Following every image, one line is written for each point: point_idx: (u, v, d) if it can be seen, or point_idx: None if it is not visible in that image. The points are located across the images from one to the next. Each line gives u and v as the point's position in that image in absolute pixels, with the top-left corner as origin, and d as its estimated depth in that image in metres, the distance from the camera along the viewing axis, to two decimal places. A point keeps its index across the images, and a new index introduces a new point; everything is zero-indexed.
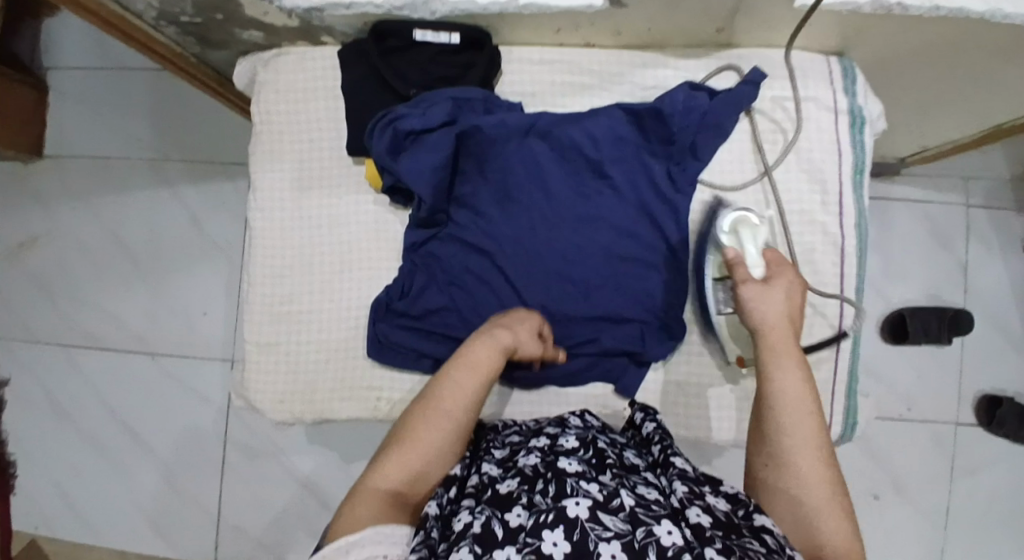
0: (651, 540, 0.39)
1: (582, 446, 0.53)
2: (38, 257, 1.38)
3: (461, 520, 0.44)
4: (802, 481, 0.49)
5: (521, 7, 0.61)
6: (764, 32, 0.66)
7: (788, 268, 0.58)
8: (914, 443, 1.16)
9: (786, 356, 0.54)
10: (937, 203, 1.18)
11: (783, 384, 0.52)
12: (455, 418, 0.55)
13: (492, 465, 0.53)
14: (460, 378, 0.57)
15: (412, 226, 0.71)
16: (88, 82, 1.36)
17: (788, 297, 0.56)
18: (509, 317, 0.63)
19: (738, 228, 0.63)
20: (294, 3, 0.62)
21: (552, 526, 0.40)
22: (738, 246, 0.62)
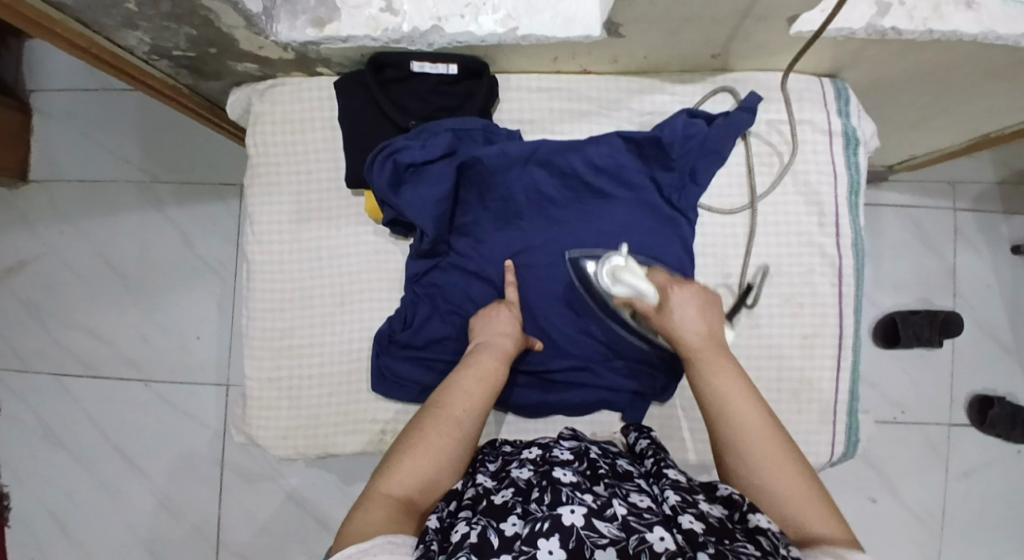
0: (644, 547, 0.41)
1: (574, 458, 0.56)
2: (25, 283, 1.36)
3: (459, 531, 0.46)
4: (771, 473, 0.49)
5: (519, 39, 0.62)
6: (760, 57, 0.67)
7: (675, 285, 0.60)
8: (909, 446, 1.18)
9: (717, 357, 0.56)
10: (924, 208, 1.20)
11: (719, 391, 0.54)
12: (465, 427, 0.56)
13: (487, 476, 0.56)
14: (466, 383, 0.58)
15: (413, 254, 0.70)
16: (73, 104, 1.34)
17: (689, 305, 0.59)
18: (501, 321, 0.64)
19: (620, 275, 0.60)
20: (290, 37, 0.63)
21: (549, 534, 0.42)
22: (635, 290, 0.59)
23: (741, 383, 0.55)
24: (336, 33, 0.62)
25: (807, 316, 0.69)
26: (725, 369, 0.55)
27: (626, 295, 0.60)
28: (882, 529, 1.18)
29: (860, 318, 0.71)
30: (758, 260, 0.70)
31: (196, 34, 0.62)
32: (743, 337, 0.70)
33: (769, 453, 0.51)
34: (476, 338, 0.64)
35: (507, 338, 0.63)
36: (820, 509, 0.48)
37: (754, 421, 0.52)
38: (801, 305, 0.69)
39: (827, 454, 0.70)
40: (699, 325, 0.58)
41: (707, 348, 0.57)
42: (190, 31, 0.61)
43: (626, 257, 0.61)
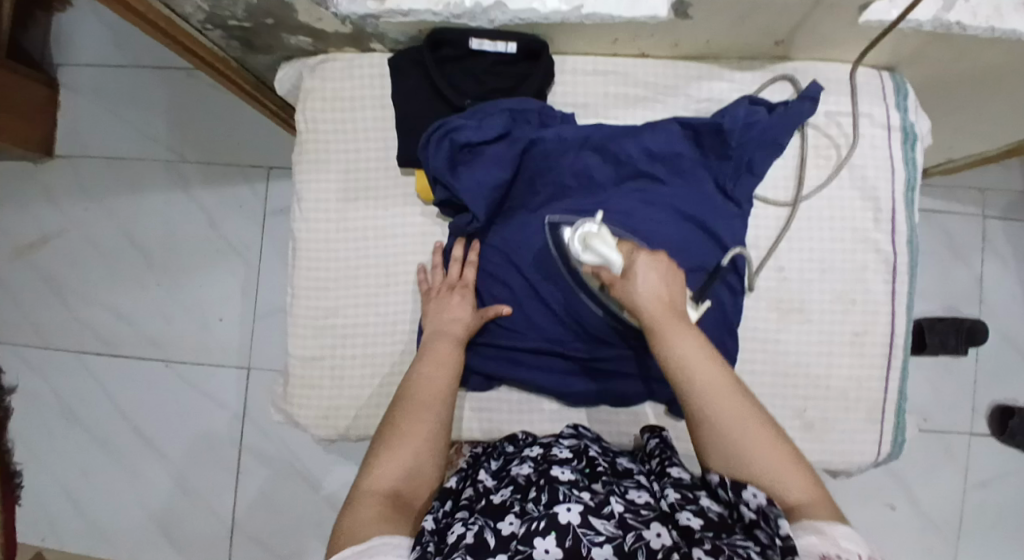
0: (640, 544, 0.43)
1: (574, 457, 0.56)
2: (46, 258, 1.35)
3: (455, 532, 0.47)
4: (745, 445, 0.49)
5: (583, 18, 0.61)
6: (823, 47, 0.66)
7: (639, 251, 0.57)
8: (932, 453, 1.17)
9: (679, 324, 0.53)
10: (955, 216, 1.19)
11: (688, 358, 0.51)
12: (437, 411, 0.56)
13: (488, 475, 0.57)
14: (432, 370, 0.59)
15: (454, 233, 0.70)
16: (100, 80, 1.33)
17: (650, 271, 0.55)
18: (449, 309, 0.65)
19: (590, 242, 0.57)
20: (351, 10, 0.61)
21: (544, 533, 0.43)
22: (603, 258, 0.56)
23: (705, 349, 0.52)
24: (397, 7, 0.61)
25: (858, 313, 0.68)
26: (688, 337, 0.52)
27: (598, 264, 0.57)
28: (902, 535, 1.17)
29: (911, 317, 0.70)
30: (810, 253, 0.69)
31: (255, 3, 0.61)
32: (795, 331, 0.69)
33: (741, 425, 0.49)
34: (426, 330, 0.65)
35: (456, 321, 0.65)
36: (794, 472, 0.48)
37: (728, 386, 0.51)
38: (853, 301, 0.68)
39: (873, 454, 0.69)
40: (661, 294, 0.55)
41: (670, 311, 0.54)
42: (250, 0, 0.60)
43: (600, 223, 0.58)
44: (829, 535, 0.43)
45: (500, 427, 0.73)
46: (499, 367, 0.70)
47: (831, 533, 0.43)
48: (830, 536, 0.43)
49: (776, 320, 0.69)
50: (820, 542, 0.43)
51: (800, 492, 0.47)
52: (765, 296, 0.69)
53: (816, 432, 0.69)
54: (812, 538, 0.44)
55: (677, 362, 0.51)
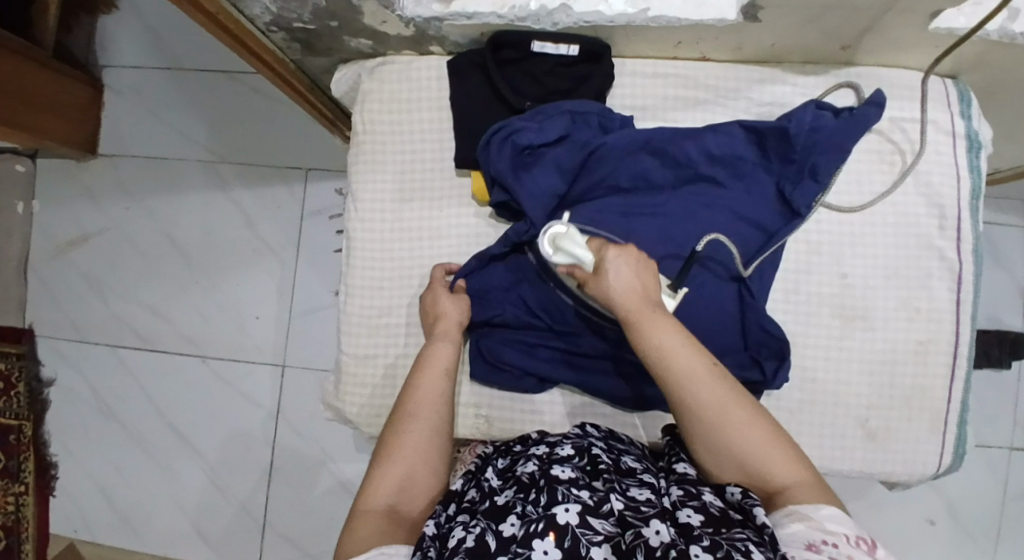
0: (639, 543, 0.42)
1: (576, 454, 0.53)
2: (86, 255, 1.38)
3: (455, 536, 0.46)
4: (730, 434, 0.51)
5: (649, 21, 0.61)
6: (889, 53, 0.65)
7: (609, 246, 0.57)
8: (974, 467, 1.15)
9: (658, 317, 0.54)
10: (1001, 227, 1.17)
11: (668, 352, 0.53)
12: (427, 419, 0.58)
13: (492, 475, 0.55)
14: (420, 379, 0.61)
15: (502, 242, 0.68)
16: (144, 81, 1.36)
17: (625, 264, 0.56)
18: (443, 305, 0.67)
19: (559, 244, 0.57)
20: (416, 12, 0.62)
21: (543, 534, 0.42)
22: (576, 259, 0.56)
23: (684, 341, 0.53)
24: (462, 9, 0.61)
25: (923, 322, 0.67)
26: (669, 330, 0.53)
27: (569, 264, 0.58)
28: (940, 548, 1.14)
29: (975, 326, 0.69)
30: (874, 259, 0.68)
31: (322, 5, 0.62)
32: (858, 339, 0.68)
33: (722, 412, 0.51)
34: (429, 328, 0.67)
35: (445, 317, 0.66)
36: (779, 456, 0.50)
37: (710, 375, 0.53)
38: (918, 309, 0.67)
39: (934, 465, 0.68)
40: (638, 287, 0.55)
41: (649, 303, 0.55)
42: (318, 2, 0.61)
43: (568, 222, 0.58)
44: (815, 520, 0.45)
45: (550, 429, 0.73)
46: (553, 369, 0.70)
47: (817, 519, 0.45)
48: (815, 521, 0.45)
49: (837, 328, 0.68)
50: (805, 528, 0.44)
51: (788, 476, 0.50)
52: (827, 302, 0.68)
53: (879, 442, 0.68)
54: (797, 525, 0.45)
55: (658, 356, 0.53)
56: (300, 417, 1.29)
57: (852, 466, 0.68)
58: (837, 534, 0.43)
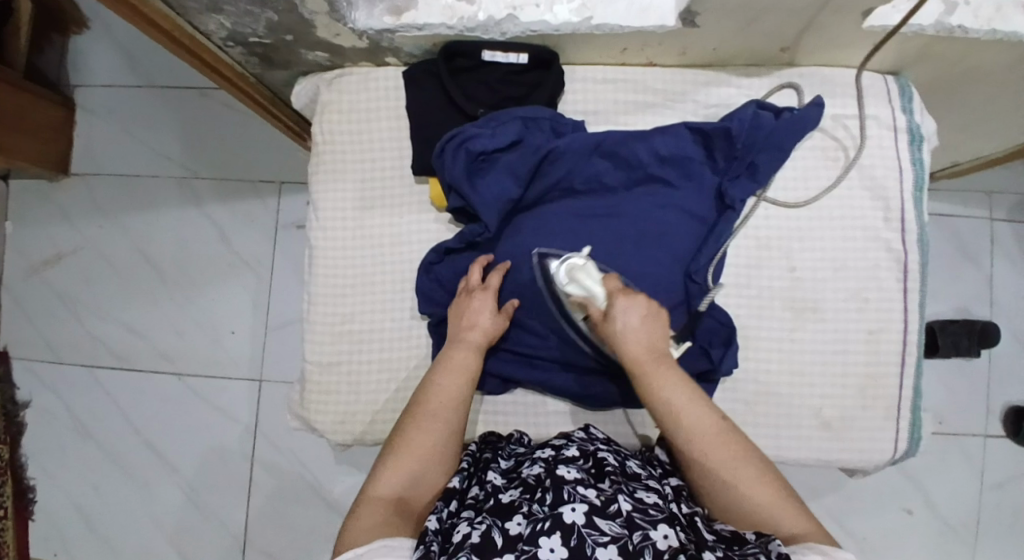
0: (647, 544, 0.45)
1: (581, 456, 0.57)
2: (62, 275, 1.37)
3: (460, 531, 0.48)
4: (734, 483, 0.53)
5: (592, 28, 0.63)
6: (826, 53, 0.68)
7: (620, 292, 0.61)
8: (946, 455, 1.17)
9: (666, 369, 0.57)
10: (962, 219, 1.20)
11: (675, 404, 0.56)
12: (445, 423, 0.59)
13: (497, 474, 0.58)
14: (444, 380, 0.61)
15: (459, 239, 0.70)
16: (116, 99, 1.36)
17: (633, 312, 0.60)
18: (471, 313, 0.66)
19: (576, 274, 0.63)
20: (368, 24, 0.64)
21: (550, 532, 0.45)
22: (587, 292, 0.62)
23: (690, 394, 0.56)
24: (413, 21, 0.63)
25: (873, 312, 0.69)
26: (675, 382, 0.57)
27: (579, 297, 0.63)
28: (915, 537, 1.16)
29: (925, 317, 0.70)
30: (822, 252, 0.70)
31: (275, 20, 0.63)
32: (811, 330, 0.69)
33: (728, 463, 0.54)
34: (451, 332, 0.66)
35: (477, 328, 0.65)
36: (784, 504, 0.52)
37: (713, 429, 0.55)
38: (866, 300, 0.69)
39: (890, 452, 0.70)
40: (647, 338, 0.59)
41: (655, 355, 0.58)
42: (271, 17, 0.63)
43: (586, 258, 0.64)
44: (833, 556, 0.46)
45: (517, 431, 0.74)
46: (515, 370, 0.71)
47: (836, 555, 0.47)
48: (833, 556, 0.46)
49: (789, 323, 0.70)
50: (823, 559, 0.46)
51: (794, 524, 0.51)
52: (778, 295, 0.70)
53: (836, 431, 0.69)
54: (817, 557, 0.46)
55: (666, 412, 0.56)
56: (278, 430, 1.29)
57: (808, 456, 0.69)
58: None
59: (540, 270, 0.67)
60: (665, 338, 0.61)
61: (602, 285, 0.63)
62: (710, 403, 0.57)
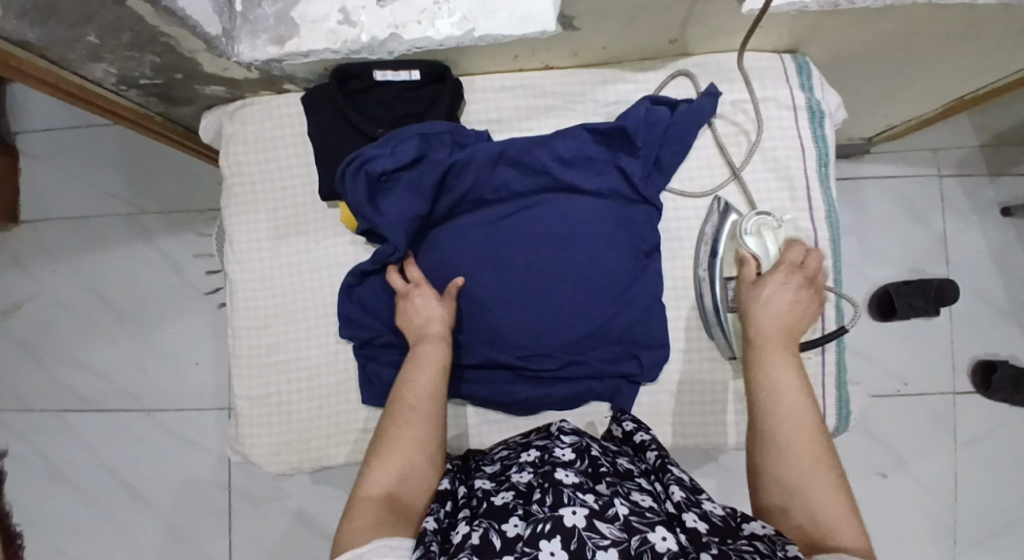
0: (646, 547, 0.42)
1: (577, 457, 0.54)
2: (20, 326, 1.35)
3: (460, 532, 0.47)
4: (801, 468, 0.52)
5: (476, 40, 0.62)
6: (714, 39, 0.68)
7: (784, 266, 0.64)
8: (914, 417, 1.14)
9: (782, 352, 0.60)
10: (909, 178, 1.16)
11: (779, 379, 0.58)
12: (424, 415, 0.59)
13: (487, 480, 0.56)
14: (417, 374, 0.61)
15: (373, 262, 0.70)
16: (54, 141, 1.33)
17: (784, 291, 0.63)
18: (423, 307, 0.65)
19: (763, 230, 0.67)
20: (253, 56, 0.63)
21: (549, 536, 0.42)
22: (763, 250, 0.67)
23: (797, 380, 0.58)
24: (297, 48, 0.62)
25: None
26: (786, 363, 0.59)
27: (750, 250, 0.67)
28: (893, 500, 1.13)
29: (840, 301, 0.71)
30: None
31: (160, 61, 0.63)
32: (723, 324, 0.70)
33: (801, 447, 0.53)
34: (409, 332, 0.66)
35: (435, 319, 0.65)
36: (845, 512, 0.49)
37: (808, 415, 0.55)
38: None
39: None
40: (778, 315, 0.62)
41: (779, 334, 0.61)
42: (154, 59, 0.62)
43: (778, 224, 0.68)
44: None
45: (458, 442, 0.74)
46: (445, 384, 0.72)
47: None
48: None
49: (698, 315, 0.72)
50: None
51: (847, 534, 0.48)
52: (683, 295, 0.72)
53: None
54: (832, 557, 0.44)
55: (769, 385, 0.58)
56: None
57: (731, 440, 0.72)
58: None
59: (719, 219, 0.70)
60: (795, 335, 0.62)
61: (779, 251, 0.66)
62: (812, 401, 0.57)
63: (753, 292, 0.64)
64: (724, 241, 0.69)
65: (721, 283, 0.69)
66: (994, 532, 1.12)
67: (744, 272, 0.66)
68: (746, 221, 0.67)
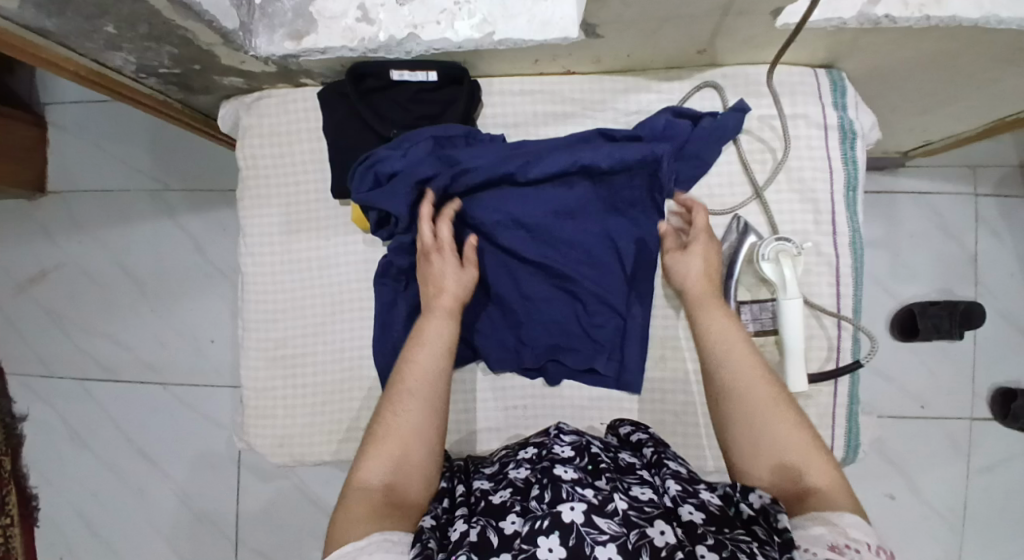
0: (644, 542, 0.43)
1: (576, 454, 0.54)
2: (47, 292, 1.37)
3: (458, 530, 0.47)
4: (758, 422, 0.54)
5: (495, 44, 0.60)
6: (743, 52, 0.65)
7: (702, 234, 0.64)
8: (929, 441, 1.11)
9: (715, 307, 0.61)
10: (944, 196, 1.11)
11: (717, 336, 0.59)
12: (423, 402, 0.57)
13: (485, 479, 0.55)
14: (419, 355, 0.59)
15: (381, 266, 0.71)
16: (84, 115, 1.34)
17: (705, 252, 0.63)
18: (438, 277, 0.64)
19: (783, 255, 0.63)
20: (270, 51, 0.62)
21: (548, 532, 0.43)
22: (780, 279, 0.63)
23: (735, 331, 0.59)
24: (314, 45, 0.61)
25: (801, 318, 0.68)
26: (720, 317, 0.60)
27: (771, 280, 0.63)
28: (904, 524, 1.11)
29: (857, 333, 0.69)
30: None
31: (177, 52, 0.63)
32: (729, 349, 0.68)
33: (752, 400, 0.55)
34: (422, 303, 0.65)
35: (445, 292, 0.63)
36: (810, 454, 0.52)
37: (749, 365, 0.57)
38: None
39: None
40: (706, 276, 0.63)
41: (710, 293, 0.62)
42: (172, 50, 0.62)
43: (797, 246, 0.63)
44: (837, 526, 0.45)
45: (458, 447, 0.73)
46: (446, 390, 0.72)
47: (840, 525, 0.45)
48: (837, 525, 0.45)
49: None
50: (828, 532, 0.45)
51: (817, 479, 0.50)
52: None
53: None
54: (820, 528, 0.45)
55: (709, 345, 0.59)
56: None
57: None
58: (859, 540, 0.44)
59: (737, 241, 0.67)
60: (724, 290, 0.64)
61: (776, 272, 0.63)
62: (752, 347, 0.58)
63: (678, 260, 0.64)
64: (740, 264, 0.67)
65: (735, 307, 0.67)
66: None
67: (665, 243, 0.66)
68: (764, 247, 0.64)
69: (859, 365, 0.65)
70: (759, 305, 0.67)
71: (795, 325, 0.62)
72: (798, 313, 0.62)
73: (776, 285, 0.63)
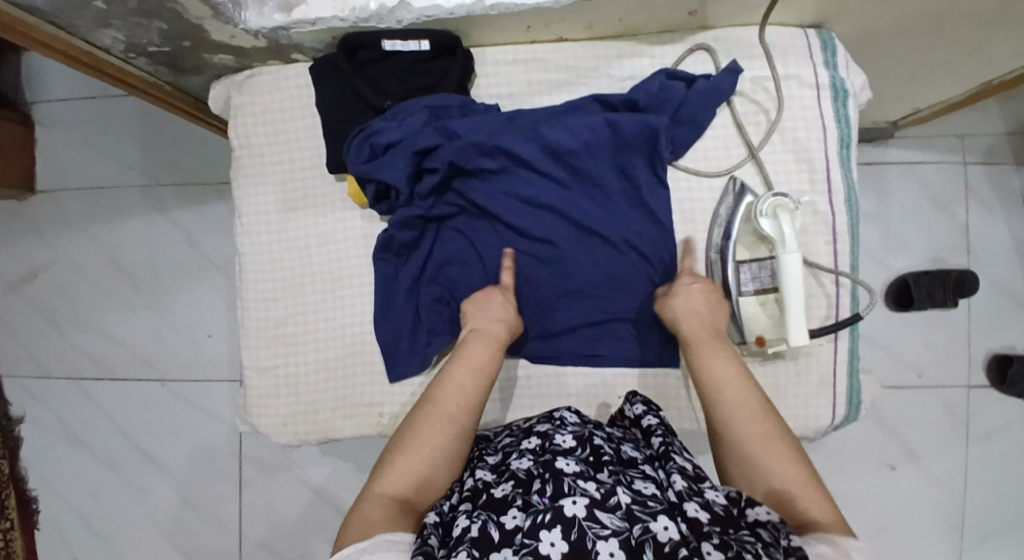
0: (647, 537, 0.41)
1: (578, 445, 0.52)
2: (39, 293, 1.36)
3: (460, 526, 0.46)
4: (762, 451, 0.52)
5: (488, 9, 0.59)
6: (735, 13, 0.66)
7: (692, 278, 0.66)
8: (927, 408, 1.12)
9: (715, 345, 0.61)
10: (935, 164, 1.12)
11: (719, 373, 0.58)
12: (452, 426, 0.56)
13: (487, 471, 0.54)
14: (459, 375, 0.60)
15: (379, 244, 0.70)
16: (72, 112, 1.32)
17: (695, 292, 0.64)
18: (494, 308, 0.67)
19: (781, 210, 0.63)
20: (260, 23, 0.61)
21: (550, 526, 0.41)
22: (778, 234, 0.63)
23: (735, 367, 0.59)
24: (304, 16, 0.60)
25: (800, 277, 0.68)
26: (720, 353, 0.60)
27: (770, 235, 0.64)
28: (905, 491, 1.12)
29: (856, 288, 0.69)
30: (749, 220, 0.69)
31: (167, 27, 0.62)
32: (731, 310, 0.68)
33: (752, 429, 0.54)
34: (472, 323, 0.66)
35: (499, 326, 0.65)
36: (810, 488, 0.49)
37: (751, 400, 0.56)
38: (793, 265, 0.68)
39: (828, 417, 0.69)
40: (701, 314, 0.63)
41: (708, 330, 0.62)
42: (161, 25, 0.61)
43: (795, 201, 0.64)
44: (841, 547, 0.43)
45: None
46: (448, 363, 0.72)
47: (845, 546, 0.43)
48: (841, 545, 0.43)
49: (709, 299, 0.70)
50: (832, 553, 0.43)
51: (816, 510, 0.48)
52: None
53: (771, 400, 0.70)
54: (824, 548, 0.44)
55: (712, 380, 0.58)
56: None
57: None
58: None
59: (734, 201, 0.68)
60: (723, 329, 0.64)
61: (777, 229, 0.64)
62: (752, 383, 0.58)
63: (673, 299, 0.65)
64: (738, 223, 0.68)
65: (734, 267, 0.68)
66: (1007, 526, 1.10)
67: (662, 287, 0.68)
68: (762, 203, 0.65)
69: (862, 318, 0.64)
70: (757, 263, 0.68)
71: (794, 280, 0.62)
72: (796, 267, 0.62)
73: (775, 240, 0.64)
